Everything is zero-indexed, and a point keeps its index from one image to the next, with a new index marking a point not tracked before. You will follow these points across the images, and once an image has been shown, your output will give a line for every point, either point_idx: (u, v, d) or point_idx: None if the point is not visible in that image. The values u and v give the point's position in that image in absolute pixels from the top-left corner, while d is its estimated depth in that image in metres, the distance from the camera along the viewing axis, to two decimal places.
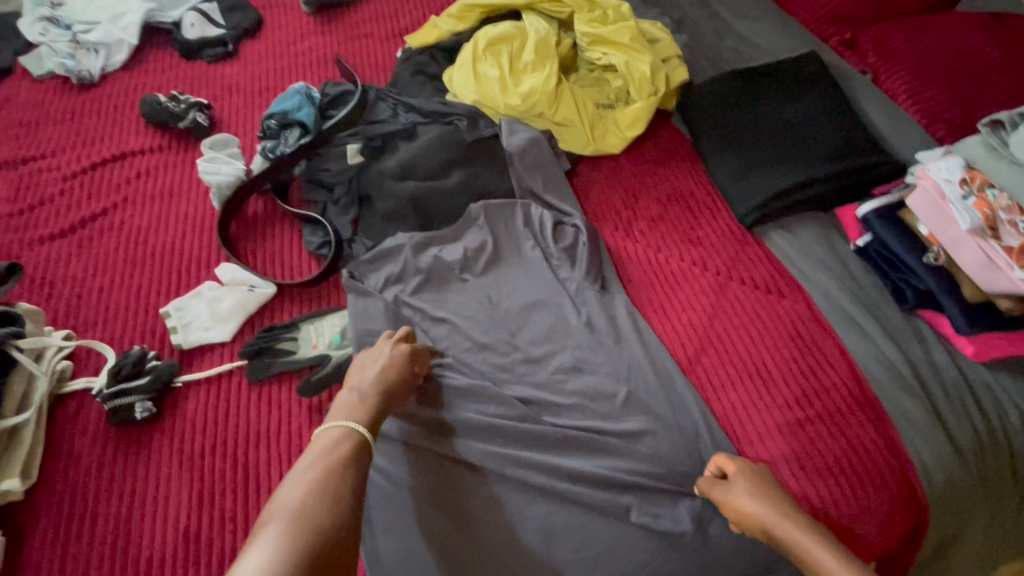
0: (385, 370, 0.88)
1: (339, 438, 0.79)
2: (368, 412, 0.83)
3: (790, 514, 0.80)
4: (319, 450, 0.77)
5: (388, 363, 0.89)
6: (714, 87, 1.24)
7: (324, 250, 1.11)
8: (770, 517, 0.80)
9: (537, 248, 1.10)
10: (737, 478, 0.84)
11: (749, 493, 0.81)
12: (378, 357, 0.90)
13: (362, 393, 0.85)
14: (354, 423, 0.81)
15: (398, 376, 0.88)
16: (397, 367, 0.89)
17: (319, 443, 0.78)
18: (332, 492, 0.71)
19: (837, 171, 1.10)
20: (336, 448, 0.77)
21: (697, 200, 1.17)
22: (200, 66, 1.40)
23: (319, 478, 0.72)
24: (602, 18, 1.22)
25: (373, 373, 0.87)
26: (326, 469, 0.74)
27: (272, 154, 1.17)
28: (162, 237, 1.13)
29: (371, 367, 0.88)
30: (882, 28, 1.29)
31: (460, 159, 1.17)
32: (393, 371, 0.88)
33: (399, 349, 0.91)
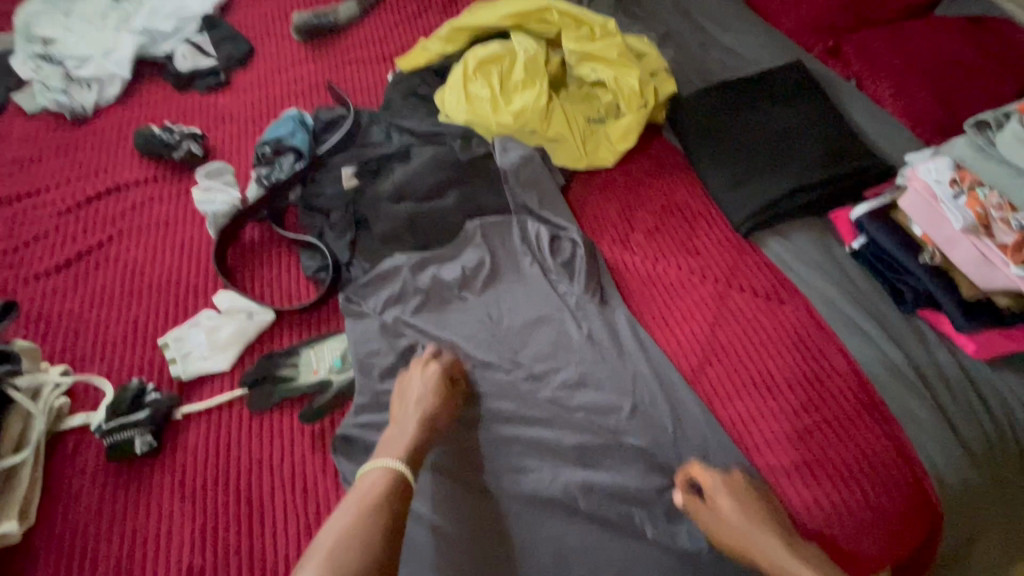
0: (423, 404, 0.89)
1: (385, 479, 0.79)
2: (409, 447, 0.84)
3: (766, 531, 0.80)
4: (365, 491, 0.78)
5: (430, 395, 0.90)
6: (703, 101, 1.25)
7: (322, 274, 1.11)
8: (719, 522, 0.83)
9: (535, 263, 1.10)
10: (715, 495, 0.84)
11: (726, 510, 0.82)
12: (421, 387, 0.92)
13: (404, 428, 0.86)
14: (395, 458, 0.82)
15: (441, 409, 0.90)
16: (440, 399, 0.90)
17: (360, 482, 0.80)
18: (371, 533, 0.73)
19: (830, 176, 1.11)
20: (379, 491, 0.78)
21: (692, 210, 1.18)
22: (194, 97, 1.41)
23: (357, 518, 0.74)
24: (589, 36, 1.23)
25: (415, 406, 0.89)
26: (369, 510, 0.75)
27: (266, 181, 1.17)
28: (159, 269, 1.13)
29: (411, 398, 0.90)
30: (863, 36, 1.31)
31: (455, 178, 1.18)
32: (430, 404, 0.89)
33: (441, 377, 0.93)
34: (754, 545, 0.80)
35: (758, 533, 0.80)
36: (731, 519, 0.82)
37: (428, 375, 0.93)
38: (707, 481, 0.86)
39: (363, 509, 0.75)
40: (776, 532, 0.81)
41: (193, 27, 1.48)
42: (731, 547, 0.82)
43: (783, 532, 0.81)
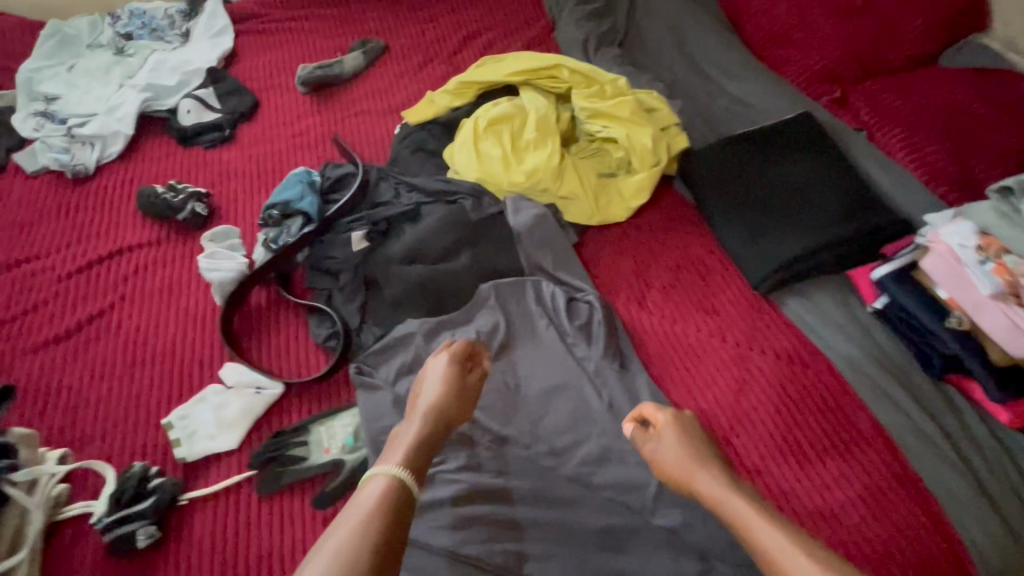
0: (436, 395, 0.90)
1: (390, 481, 0.76)
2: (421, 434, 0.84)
3: (705, 460, 0.83)
4: (369, 492, 0.74)
5: (442, 393, 0.90)
6: (715, 155, 1.25)
7: (332, 341, 1.07)
8: (669, 457, 0.85)
9: (551, 327, 1.08)
10: (662, 426, 0.89)
11: (669, 438, 0.87)
12: (432, 384, 0.92)
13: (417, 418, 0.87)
14: (407, 445, 0.82)
15: (451, 410, 0.89)
16: (451, 400, 0.90)
17: (363, 485, 0.76)
18: (381, 521, 0.70)
19: (848, 234, 1.09)
20: (385, 493, 0.74)
21: (708, 266, 1.16)
22: (197, 152, 1.39)
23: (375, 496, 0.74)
24: (600, 93, 1.21)
25: (428, 396, 0.90)
26: (373, 510, 0.72)
27: (275, 244, 1.14)
28: (163, 338, 1.09)
29: (423, 391, 0.91)
30: (871, 88, 1.30)
31: (467, 239, 1.15)
32: (443, 394, 0.90)
33: (452, 373, 0.93)
34: (690, 471, 0.83)
35: (695, 459, 0.84)
36: (672, 447, 0.85)
37: (439, 375, 0.92)
38: (657, 416, 0.91)
39: (368, 511, 0.72)
40: (712, 462, 0.83)
41: (196, 81, 1.47)
42: (671, 477, 0.85)
43: (719, 463, 0.83)
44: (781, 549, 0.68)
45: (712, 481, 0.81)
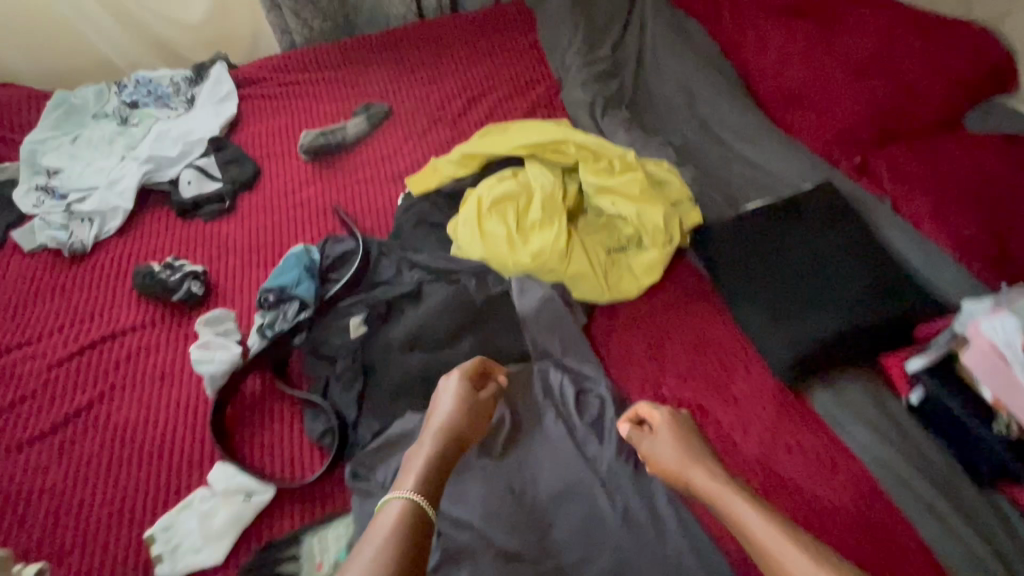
0: (450, 414, 0.92)
1: (406, 505, 0.79)
2: (436, 451, 0.88)
3: (701, 459, 0.88)
4: (390, 515, 0.78)
5: (456, 412, 0.92)
6: (731, 227, 1.18)
7: (327, 438, 1.02)
8: (671, 459, 0.88)
9: (560, 421, 1.01)
10: (660, 425, 0.93)
11: (667, 438, 0.91)
12: (444, 403, 0.93)
13: (432, 435, 0.90)
14: (424, 464, 0.86)
15: (465, 428, 0.92)
16: (464, 419, 0.92)
17: (382, 507, 0.80)
18: (405, 541, 0.75)
19: (877, 319, 1.02)
20: (402, 517, 0.78)
21: (726, 350, 1.10)
22: (196, 225, 1.36)
23: (397, 517, 0.78)
24: (609, 168, 1.16)
25: (443, 415, 0.92)
26: (394, 531, 0.76)
27: (269, 332, 1.10)
28: (152, 434, 1.05)
29: (437, 410, 0.93)
30: (892, 155, 1.25)
31: (470, 323, 1.10)
32: (457, 415, 0.92)
33: (465, 393, 0.95)
34: (686, 466, 0.87)
35: (692, 456, 0.88)
36: (669, 446, 0.89)
37: (451, 393, 0.95)
38: (654, 415, 0.95)
39: (390, 533, 0.76)
40: (708, 459, 0.88)
41: (198, 150, 1.45)
42: (666, 472, 0.89)
43: (712, 459, 0.88)
44: (774, 541, 0.74)
45: (708, 475, 0.85)
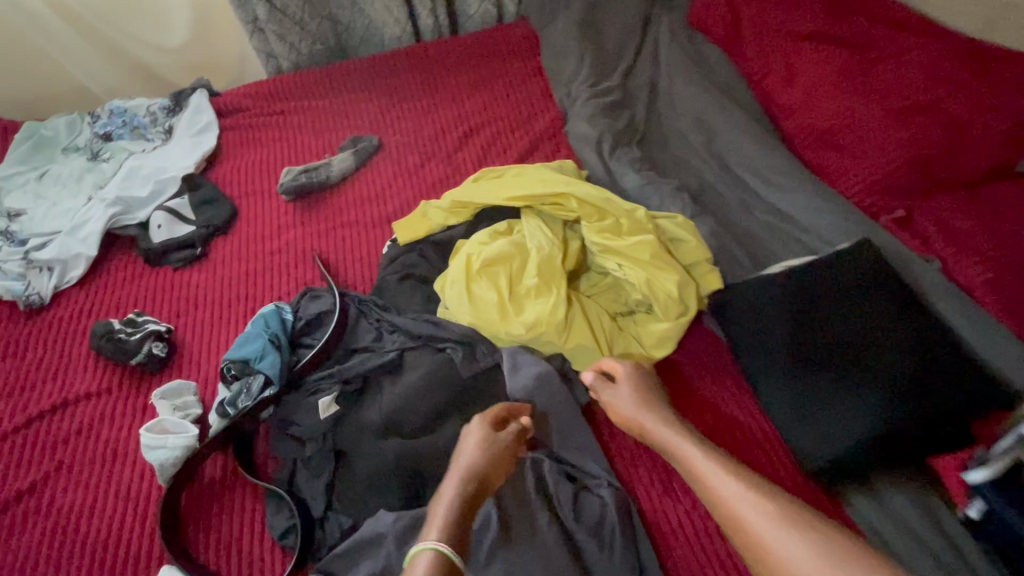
0: (479, 458, 0.84)
1: (437, 558, 0.71)
2: (464, 490, 0.80)
3: (653, 403, 0.89)
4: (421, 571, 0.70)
5: (484, 458, 0.84)
6: (758, 294, 1.04)
7: (290, 537, 0.89)
8: (629, 407, 0.89)
9: (555, 523, 0.87)
10: (619, 372, 0.94)
11: (624, 387, 0.92)
12: (472, 448, 0.85)
13: (461, 475, 0.82)
14: (453, 504, 0.78)
15: (490, 473, 0.83)
16: (490, 464, 0.84)
17: (411, 567, 0.71)
18: None
19: (929, 414, 0.87)
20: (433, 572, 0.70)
21: (747, 439, 0.97)
22: (165, 273, 1.25)
23: (432, 561, 0.71)
24: (615, 227, 1.03)
25: (470, 457, 0.84)
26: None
27: (231, 409, 0.98)
28: (94, 525, 0.93)
29: (463, 452, 0.85)
30: (942, 207, 1.10)
31: (458, 402, 0.98)
32: (486, 460, 0.84)
33: (492, 440, 0.87)
34: (640, 409, 0.88)
35: (646, 400, 0.89)
36: (627, 394, 0.91)
37: (472, 437, 0.87)
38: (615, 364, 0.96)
39: None
40: (661, 404, 0.89)
41: (171, 189, 1.34)
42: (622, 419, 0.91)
43: (666, 404, 0.90)
44: (713, 472, 0.76)
45: (660, 419, 0.86)
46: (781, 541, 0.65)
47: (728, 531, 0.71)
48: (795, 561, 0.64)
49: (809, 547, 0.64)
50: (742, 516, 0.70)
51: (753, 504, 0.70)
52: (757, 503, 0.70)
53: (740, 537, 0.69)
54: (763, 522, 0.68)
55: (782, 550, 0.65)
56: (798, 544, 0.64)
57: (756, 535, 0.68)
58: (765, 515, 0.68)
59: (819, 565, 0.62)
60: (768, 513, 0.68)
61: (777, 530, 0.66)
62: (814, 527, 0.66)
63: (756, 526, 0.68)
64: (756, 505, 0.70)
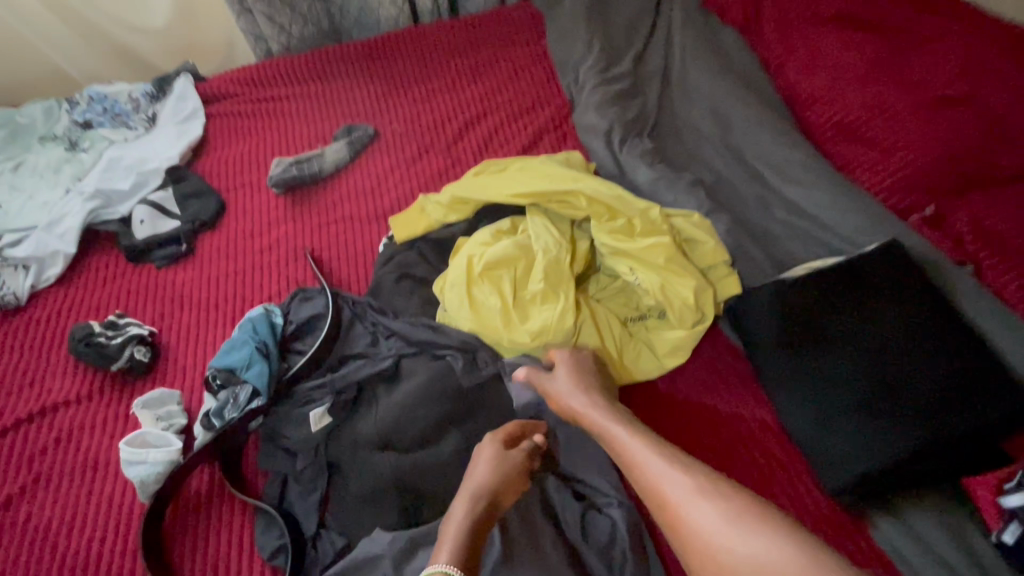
0: (490, 478, 0.80)
1: None
2: (473, 510, 0.76)
3: (587, 385, 0.86)
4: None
5: (496, 478, 0.80)
6: (776, 298, 0.97)
7: (280, 557, 0.84)
8: (564, 390, 0.86)
9: (561, 543, 0.82)
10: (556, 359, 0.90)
11: (560, 374, 0.87)
12: (484, 466, 0.82)
13: (471, 496, 0.78)
14: (463, 526, 0.74)
15: (502, 494, 0.80)
16: (501, 483, 0.80)
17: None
18: None
19: (962, 432, 0.81)
20: None
21: (766, 455, 0.91)
22: (148, 271, 1.18)
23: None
24: (627, 228, 0.96)
25: (481, 476, 0.80)
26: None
27: (218, 421, 0.92)
28: (74, 542, 0.88)
29: (474, 470, 0.82)
30: (976, 206, 1.03)
31: (459, 415, 0.92)
32: (498, 480, 0.80)
33: (506, 459, 0.82)
34: (574, 396, 0.84)
35: (581, 385, 0.85)
36: (564, 382, 0.86)
37: (484, 455, 0.83)
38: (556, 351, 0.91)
39: None
40: (597, 387, 0.86)
41: (155, 181, 1.27)
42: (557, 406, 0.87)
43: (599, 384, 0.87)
44: (643, 453, 0.74)
45: (592, 405, 0.83)
46: (703, 517, 0.65)
47: (655, 512, 0.70)
48: (716, 533, 0.63)
49: (726, 518, 0.64)
50: (668, 496, 0.69)
51: (677, 482, 0.69)
52: (682, 481, 0.69)
53: (662, 515, 0.69)
54: (687, 499, 0.67)
55: (698, 524, 0.65)
56: (715, 516, 0.64)
57: (679, 513, 0.67)
58: (688, 492, 0.67)
59: (727, 535, 0.63)
60: (692, 490, 0.68)
61: (700, 505, 0.66)
62: (735, 500, 0.66)
63: (679, 505, 0.67)
64: (677, 481, 0.69)
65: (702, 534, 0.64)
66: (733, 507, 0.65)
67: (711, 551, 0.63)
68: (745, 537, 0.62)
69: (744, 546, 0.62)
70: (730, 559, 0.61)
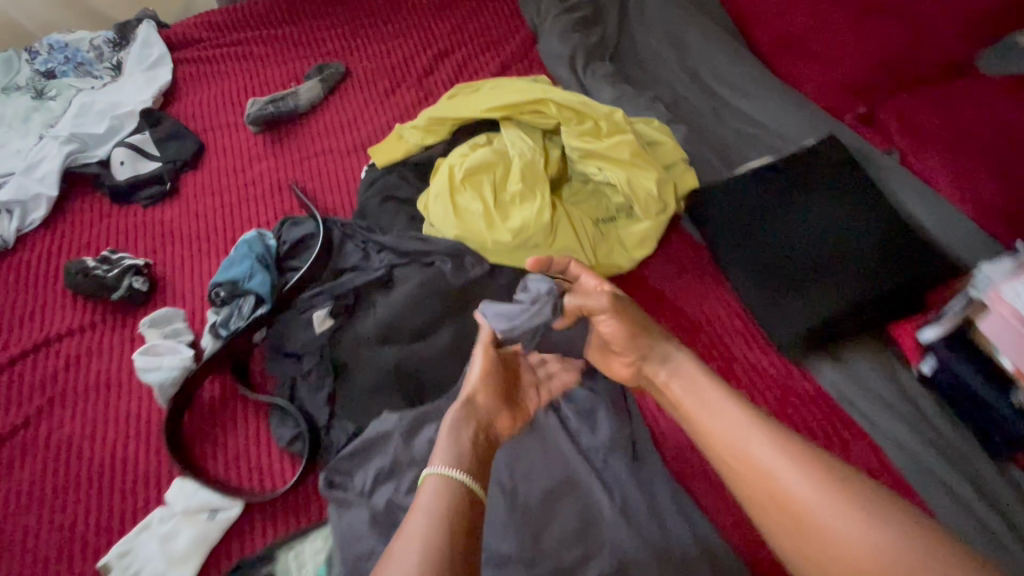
0: (482, 378, 0.81)
1: (442, 480, 0.66)
2: (466, 408, 0.77)
3: (658, 338, 0.81)
4: (426, 496, 0.65)
5: (485, 381, 0.81)
6: (729, 191, 1.09)
7: (297, 444, 0.92)
8: (629, 333, 0.81)
9: (550, 410, 0.94)
10: (596, 302, 0.84)
11: (615, 321, 0.82)
12: (475, 370, 0.83)
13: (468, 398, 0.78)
14: (457, 424, 0.75)
15: (493, 394, 0.81)
16: (492, 385, 0.81)
17: (417, 496, 0.66)
18: (451, 506, 0.64)
19: (894, 286, 0.94)
20: (442, 492, 0.65)
21: (725, 327, 1.03)
22: (135, 211, 1.21)
23: (440, 487, 0.65)
24: (595, 130, 1.05)
25: (473, 378, 0.81)
26: (439, 521, 0.62)
27: (224, 330, 0.99)
28: (99, 450, 0.93)
29: (467, 374, 0.82)
30: (904, 101, 1.14)
31: (452, 310, 1.00)
32: (488, 380, 0.81)
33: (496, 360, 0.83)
34: (636, 339, 0.81)
35: (646, 332, 0.81)
36: (615, 324, 0.82)
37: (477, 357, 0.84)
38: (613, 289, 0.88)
39: (432, 504, 0.64)
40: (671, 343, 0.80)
41: (130, 125, 1.28)
42: (625, 359, 0.84)
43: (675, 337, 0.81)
44: (740, 426, 0.66)
45: (669, 358, 0.78)
46: (820, 508, 0.57)
47: (749, 489, 0.63)
48: (829, 516, 0.56)
49: (847, 501, 0.56)
50: (777, 479, 0.61)
51: (791, 464, 0.61)
52: (794, 464, 0.61)
53: (763, 493, 0.61)
54: (798, 483, 0.59)
55: (811, 503, 0.58)
56: (834, 500, 0.57)
57: (791, 499, 0.59)
58: (797, 470, 0.60)
59: (849, 520, 0.55)
60: (801, 471, 0.60)
61: (815, 493, 0.58)
62: (858, 484, 0.58)
63: (789, 486, 0.60)
64: (788, 457, 0.62)
65: (815, 520, 0.57)
66: (859, 498, 0.56)
67: (827, 540, 0.56)
68: (874, 531, 0.54)
69: (865, 536, 0.54)
70: (850, 547, 0.54)
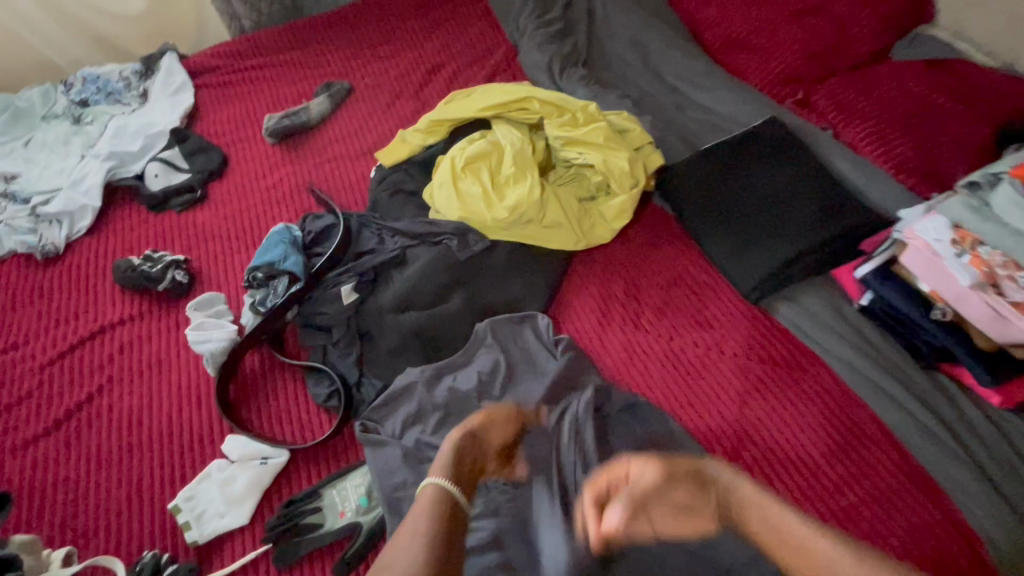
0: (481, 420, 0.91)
1: (433, 500, 0.80)
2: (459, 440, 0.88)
3: (724, 491, 0.81)
4: (418, 512, 0.79)
5: (483, 422, 0.91)
6: (691, 168, 1.27)
7: (333, 401, 1.06)
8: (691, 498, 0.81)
9: (550, 356, 1.07)
10: (648, 476, 0.82)
11: (670, 484, 0.81)
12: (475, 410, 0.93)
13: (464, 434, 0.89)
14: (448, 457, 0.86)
15: (488, 435, 0.91)
16: (489, 428, 0.91)
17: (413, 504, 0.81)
18: (437, 527, 0.76)
19: (831, 235, 1.11)
20: (429, 512, 0.78)
21: (698, 281, 1.18)
22: (169, 218, 1.35)
23: (427, 509, 0.79)
24: (573, 121, 1.23)
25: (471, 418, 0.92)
26: (427, 528, 0.76)
27: (262, 306, 1.13)
28: (156, 417, 1.06)
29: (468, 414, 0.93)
30: (833, 86, 1.34)
31: (459, 281, 1.16)
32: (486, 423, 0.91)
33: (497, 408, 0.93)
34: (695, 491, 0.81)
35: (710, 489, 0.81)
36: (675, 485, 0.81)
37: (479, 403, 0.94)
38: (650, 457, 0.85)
39: (422, 521, 0.77)
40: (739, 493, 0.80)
41: (161, 142, 1.44)
42: (704, 519, 0.81)
43: (717, 464, 0.83)
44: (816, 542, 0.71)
45: (735, 492, 0.80)
46: None
47: None
48: None
49: None
50: None
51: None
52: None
53: None
54: None
55: None
56: None
57: None
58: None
59: None
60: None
61: None
62: None
63: None
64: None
65: None
66: None
67: None
68: None
69: None
70: None
